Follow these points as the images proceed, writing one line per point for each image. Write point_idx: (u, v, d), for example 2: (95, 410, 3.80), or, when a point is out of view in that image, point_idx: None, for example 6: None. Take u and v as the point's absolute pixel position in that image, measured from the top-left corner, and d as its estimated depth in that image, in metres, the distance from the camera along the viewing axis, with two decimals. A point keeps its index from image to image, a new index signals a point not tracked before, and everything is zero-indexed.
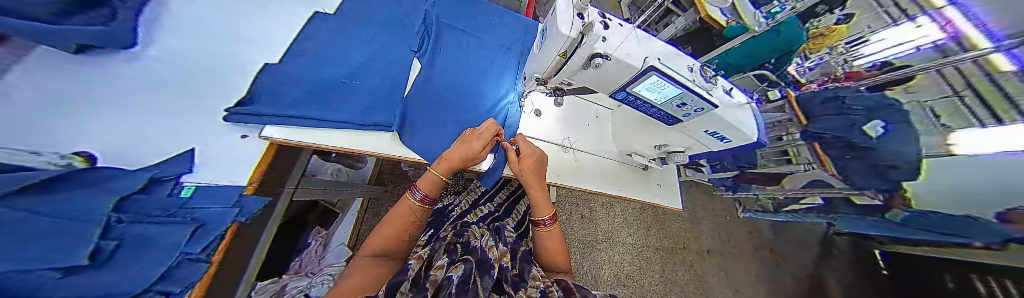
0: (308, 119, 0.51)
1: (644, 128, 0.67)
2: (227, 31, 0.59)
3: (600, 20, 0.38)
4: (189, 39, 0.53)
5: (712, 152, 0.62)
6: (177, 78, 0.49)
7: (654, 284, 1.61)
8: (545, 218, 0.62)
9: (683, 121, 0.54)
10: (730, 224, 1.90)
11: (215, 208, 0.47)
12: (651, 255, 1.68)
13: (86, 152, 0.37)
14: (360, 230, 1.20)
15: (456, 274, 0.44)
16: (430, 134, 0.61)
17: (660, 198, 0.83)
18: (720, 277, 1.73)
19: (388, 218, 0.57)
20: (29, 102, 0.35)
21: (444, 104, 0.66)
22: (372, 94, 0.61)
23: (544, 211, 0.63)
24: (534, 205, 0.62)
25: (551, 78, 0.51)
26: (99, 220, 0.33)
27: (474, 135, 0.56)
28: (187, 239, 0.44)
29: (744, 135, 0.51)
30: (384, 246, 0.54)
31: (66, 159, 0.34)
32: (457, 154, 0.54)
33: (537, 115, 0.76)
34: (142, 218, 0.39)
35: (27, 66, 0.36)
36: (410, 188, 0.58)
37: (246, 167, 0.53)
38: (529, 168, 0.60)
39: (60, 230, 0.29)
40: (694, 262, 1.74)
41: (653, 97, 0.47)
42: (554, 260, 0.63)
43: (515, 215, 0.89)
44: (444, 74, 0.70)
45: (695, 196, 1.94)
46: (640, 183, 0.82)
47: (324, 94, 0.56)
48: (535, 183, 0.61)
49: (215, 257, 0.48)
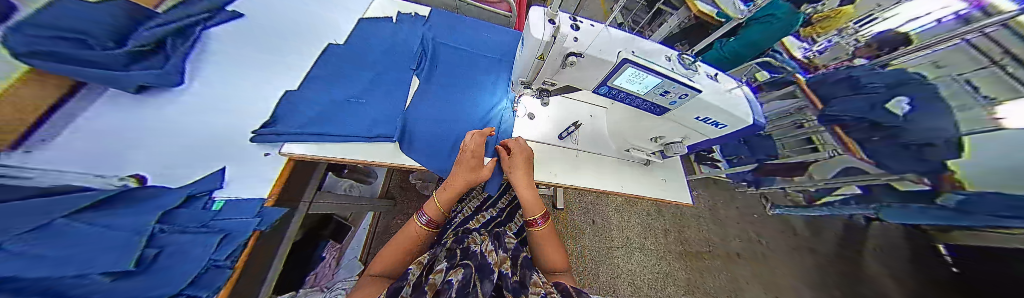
0: (317, 136, 0.57)
1: (637, 121, 0.68)
2: (255, 66, 0.66)
3: (569, 23, 0.42)
4: (223, 77, 0.61)
5: (710, 139, 0.61)
6: (212, 111, 0.56)
7: (677, 292, 1.49)
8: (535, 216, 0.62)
9: (670, 110, 0.54)
10: (757, 222, 1.74)
11: (238, 218, 0.51)
12: (671, 260, 1.57)
13: (139, 174, 0.43)
14: (372, 244, 1.23)
15: (455, 279, 0.45)
16: (428, 142, 0.66)
17: (666, 193, 0.80)
18: (754, 283, 1.56)
19: (395, 239, 0.59)
20: (100, 134, 0.42)
21: (441, 115, 0.70)
22: (375, 110, 0.66)
23: (535, 209, 0.64)
24: (524, 203, 0.62)
25: (534, 80, 0.54)
26: (142, 230, 0.38)
27: (468, 156, 0.59)
28: (217, 245, 0.48)
29: (737, 119, 0.51)
30: (388, 265, 0.55)
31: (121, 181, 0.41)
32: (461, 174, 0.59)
33: (530, 118, 0.78)
34: (179, 228, 0.43)
35: (94, 107, 0.43)
36: (417, 212, 0.61)
37: (268, 182, 0.58)
38: (520, 164, 0.62)
39: (102, 241, 0.34)
40: (721, 267, 1.59)
41: (635, 88, 0.49)
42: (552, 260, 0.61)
43: (518, 219, 0.89)
44: (441, 88, 0.75)
45: (714, 194, 1.83)
46: (643, 179, 0.80)
47: (333, 112, 0.62)
48: (521, 179, 0.62)
49: (238, 263, 0.52)
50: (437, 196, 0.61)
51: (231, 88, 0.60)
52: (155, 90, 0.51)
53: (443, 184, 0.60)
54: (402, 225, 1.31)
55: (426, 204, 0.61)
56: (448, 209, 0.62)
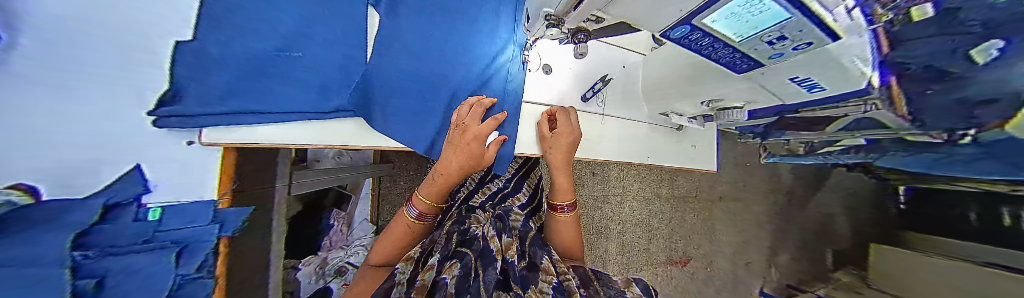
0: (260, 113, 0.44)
1: (688, 80, 0.51)
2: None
3: None
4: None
5: (784, 105, 0.47)
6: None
7: (659, 229, 1.69)
8: (563, 204, 0.58)
9: (765, 65, 0.36)
10: (748, 170, 1.82)
11: (184, 227, 0.43)
12: (660, 204, 1.71)
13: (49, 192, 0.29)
14: (380, 207, 1.23)
15: (450, 277, 0.42)
16: (410, 114, 0.50)
17: (694, 161, 0.72)
18: (726, 218, 1.79)
19: (388, 230, 0.54)
20: None
21: (421, 73, 0.51)
22: (323, 68, 0.48)
23: (565, 195, 0.59)
24: (556, 187, 0.58)
25: (567, 15, 0.36)
26: (64, 260, 0.27)
27: (462, 142, 0.45)
28: (174, 263, 0.41)
29: (850, 82, 0.34)
30: (387, 257, 0.53)
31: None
32: (450, 155, 0.46)
33: (547, 73, 0.62)
34: (107, 250, 0.33)
35: None
36: (406, 204, 0.53)
37: (209, 178, 0.48)
38: (565, 145, 0.55)
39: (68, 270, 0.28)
40: (702, 207, 1.77)
41: (727, 34, 0.31)
42: (567, 246, 0.59)
43: (526, 190, 0.85)
44: (416, 27, 0.51)
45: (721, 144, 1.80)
46: (673, 147, 0.70)
47: (263, 75, 0.44)
48: (557, 160, 0.56)
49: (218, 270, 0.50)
50: (425, 187, 0.51)
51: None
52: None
53: (431, 173, 0.49)
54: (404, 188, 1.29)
55: (415, 195, 0.52)
56: (440, 201, 0.53)
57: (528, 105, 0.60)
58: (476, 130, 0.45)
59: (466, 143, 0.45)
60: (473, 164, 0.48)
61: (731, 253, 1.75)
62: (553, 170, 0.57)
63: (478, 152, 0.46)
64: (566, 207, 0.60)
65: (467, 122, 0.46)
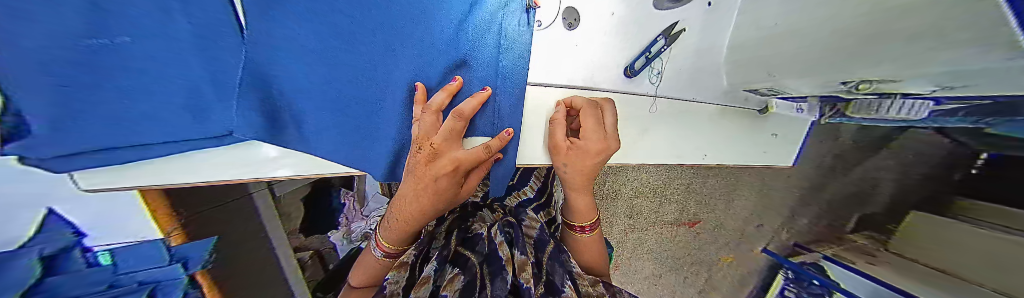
0: (131, 153, 0.25)
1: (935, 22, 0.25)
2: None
3: None
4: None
5: None
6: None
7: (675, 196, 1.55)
8: (585, 224, 0.49)
9: None
10: None
11: None
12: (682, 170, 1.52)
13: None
14: None
15: (452, 294, 0.39)
16: (350, 114, 0.32)
17: (724, 144, 0.65)
18: (758, 186, 1.55)
19: (359, 263, 0.49)
20: None
21: (347, 39, 0.28)
22: (180, 58, 0.22)
23: (586, 216, 0.49)
24: (573, 208, 0.48)
25: None
26: None
27: (426, 173, 0.34)
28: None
29: None
30: (369, 278, 0.49)
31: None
32: (410, 190, 0.37)
33: (569, 29, 0.38)
34: None
35: None
36: (369, 241, 0.47)
37: None
38: (583, 165, 0.42)
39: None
40: (731, 174, 1.54)
41: None
42: (591, 261, 0.53)
43: (534, 182, 0.77)
44: None
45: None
46: (712, 131, 0.60)
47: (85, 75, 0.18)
48: (574, 181, 0.43)
49: None
50: (393, 212, 0.43)
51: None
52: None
53: (397, 196, 0.40)
54: None
55: (377, 235, 0.47)
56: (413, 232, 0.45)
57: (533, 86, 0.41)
58: (445, 160, 0.34)
59: (429, 180, 0.35)
60: (444, 188, 0.37)
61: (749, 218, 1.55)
62: (570, 191, 0.46)
63: (453, 177, 0.37)
64: (588, 227, 0.51)
65: (433, 145, 0.33)
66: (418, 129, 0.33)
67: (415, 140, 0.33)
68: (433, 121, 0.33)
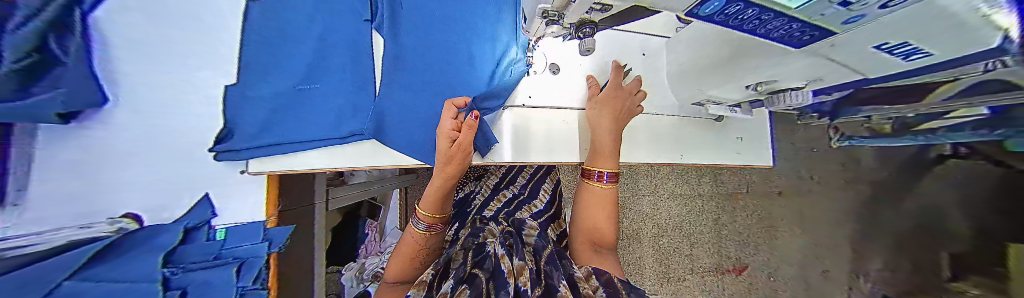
0: (274, 149, 0.46)
1: (729, 61, 0.41)
2: (160, 74, 0.50)
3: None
4: (144, 94, 0.47)
5: (790, 66, 0.36)
6: (156, 139, 0.48)
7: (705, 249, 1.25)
8: (605, 171, 0.54)
9: (835, 34, 0.27)
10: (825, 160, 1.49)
11: (246, 246, 0.53)
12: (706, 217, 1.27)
13: (130, 213, 0.44)
14: (408, 212, 1.31)
15: None
16: (412, 127, 0.50)
17: (729, 152, 0.66)
18: None
19: (399, 247, 0.54)
20: None
21: (423, 84, 0.52)
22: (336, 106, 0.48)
23: (606, 163, 0.55)
24: (598, 150, 0.54)
25: (567, 9, 0.30)
26: (154, 277, 0.39)
27: (455, 153, 0.44)
28: (236, 276, 0.51)
29: (956, 48, 0.24)
30: (400, 274, 0.52)
31: (116, 223, 0.41)
32: (448, 169, 0.46)
33: (554, 73, 0.58)
34: (188, 265, 0.45)
35: None
36: (410, 219, 0.51)
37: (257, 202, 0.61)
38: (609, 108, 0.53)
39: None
40: None
41: (784, 4, 0.22)
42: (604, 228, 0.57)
43: (543, 196, 0.84)
44: (415, 43, 0.52)
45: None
46: (709, 140, 0.65)
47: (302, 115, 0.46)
48: (607, 120, 0.52)
49: (270, 284, 0.59)
50: (432, 188, 0.49)
51: (168, 110, 0.50)
52: (84, 114, 0.40)
53: (431, 179, 0.47)
54: None
55: (416, 208, 0.51)
56: (442, 208, 0.51)
57: (515, 107, 0.57)
58: (470, 139, 0.44)
59: (456, 162, 0.45)
60: (467, 160, 0.47)
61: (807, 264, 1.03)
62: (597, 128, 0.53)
63: (469, 159, 0.47)
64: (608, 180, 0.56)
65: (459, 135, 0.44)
66: (448, 124, 0.44)
67: (450, 134, 0.44)
68: (451, 115, 0.44)
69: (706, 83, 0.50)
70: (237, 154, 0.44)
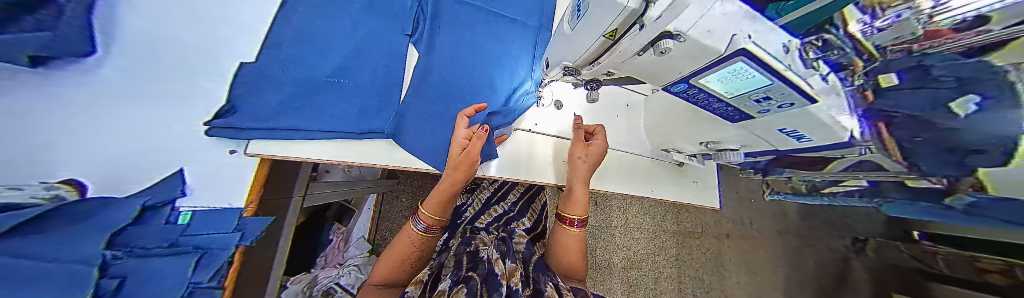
0: (280, 133, 0.45)
1: (689, 123, 0.54)
2: (178, 53, 0.45)
3: (631, 51, 0.29)
4: (142, 61, 0.41)
5: (733, 132, 0.48)
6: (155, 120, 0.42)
7: (668, 284, 1.33)
8: (577, 217, 0.60)
9: (754, 117, 0.40)
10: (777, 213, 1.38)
11: (212, 233, 0.46)
12: (671, 253, 1.37)
13: (75, 179, 0.33)
14: (379, 223, 1.21)
15: None
16: (425, 133, 0.54)
17: (691, 194, 0.78)
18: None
19: (392, 246, 0.53)
20: None
21: (444, 98, 0.57)
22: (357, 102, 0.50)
23: (578, 210, 0.61)
24: (572, 201, 0.59)
25: (584, 68, 0.39)
26: (93, 261, 0.30)
27: (466, 156, 0.47)
28: (192, 268, 0.42)
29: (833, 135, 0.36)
30: (388, 276, 0.51)
31: (52, 189, 0.30)
32: (458, 174, 0.48)
33: (557, 108, 0.67)
34: (134, 251, 0.35)
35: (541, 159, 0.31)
36: (412, 218, 0.53)
37: None
38: (588, 160, 0.57)
39: (62, 268, 0.27)
40: (733, 271, 1.31)
41: (723, 91, 0.34)
42: (571, 263, 0.62)
43: (530, 215, 0.87)
44: (444, 61, 0.58)
45: (738, 188, 1.37)
46: (673, 181, 0.77)
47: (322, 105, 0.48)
48: (581, 170, 0.57)
49: (227, 282, 0.50)
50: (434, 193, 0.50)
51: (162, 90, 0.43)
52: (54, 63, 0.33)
53: (437, 183, 0.50)
54: (408, 205, 1.24)
55: (420, 207, 0.52)
56: (439, 213, 0.52)
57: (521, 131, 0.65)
58: (478, 149, 0.47)
59: (461, 168, 0.47)
60: (473, 167, 0.49)
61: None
62: (573, 186, 0.58)
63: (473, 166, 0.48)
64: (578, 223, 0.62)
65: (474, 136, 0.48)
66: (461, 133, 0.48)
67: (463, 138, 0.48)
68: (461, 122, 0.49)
69: (671, 136, 0.63)
70: (238, 131, 0.42)
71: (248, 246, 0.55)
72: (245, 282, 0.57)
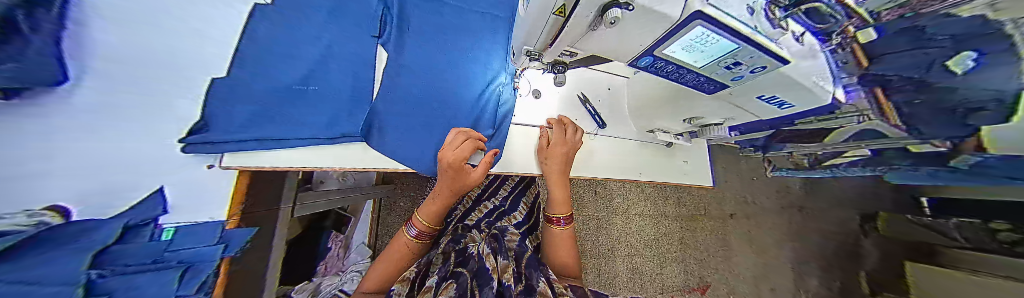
0: (258, 144, 0.45)
1: (669, 100, 0.54)
2: (149, 63, 0.42)
3: (583, 27, 0.28)
4: (115, 74, 0.38)
5: (711, 105, 0.48)
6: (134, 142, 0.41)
7: (674, 269, 1.32)
8: (561, 216, 0.61)
9: (727, 87, 0.39)
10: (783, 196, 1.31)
11: (193, 247, 0.46)
12: (674, 237, 1.35)
13: (56, 204, 0.31)
14: (378, 228, 1.22)
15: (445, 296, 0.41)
16: (404, 131, 0.55)
17: (683, 175, 0.77)
18: (792, 280, 1.20)
19: (385, 254, 0.54)
20: None
21: (418, 97, 0.57)
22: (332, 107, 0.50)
23: (561, 209, 0.62)
24: (553, 202, 0.61)
25: (545, 51, 0.39)
26: (78, 281, 0.30)
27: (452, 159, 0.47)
28: (176, 284, 0.43)
29: (815, 99, 0.35)
30: (378, 282, 0.52)
31: (37, 216, 0.28)
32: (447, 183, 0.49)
33: (536, 98, 0.66)
34: (119, 269, 0.36)
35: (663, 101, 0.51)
36: (407, 223, 0.54)
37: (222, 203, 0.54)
38: (558, 157, 0.58)
39: (55, 283, 0.28)
40: (739, 251, 1.29)
41: (688, 60, 0.33)
42: (561, 263, 0.61)
43: (522, 208, 0.88)
44: (415, 60, 0.59)
45: (735, 166, 1.35)
46: (663, 163, 0.77)
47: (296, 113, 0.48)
48: (555, 172, 0.59)
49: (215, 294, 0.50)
50: (432, 201, 0.53)
51: (140, 101, 0.41)
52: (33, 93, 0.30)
53: (431, 193, 0.52)
54: (404, 209, 1.25)
55: (414, 214, 0.55)
56: (436, 221, 0.55)
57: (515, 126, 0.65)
58: (460, 152, 0.47)
59: (449, 171, 0.47)
60: (461, 171, 0.48)
61: (758, 282, 1.24)
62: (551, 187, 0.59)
63: (464, 174, 0.49)
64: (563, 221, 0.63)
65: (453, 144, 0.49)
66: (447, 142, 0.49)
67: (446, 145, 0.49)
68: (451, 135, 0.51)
69: (654, 116, 0.62)
70: (216, 144, 0.42)
71: (232, 257, 0.55)
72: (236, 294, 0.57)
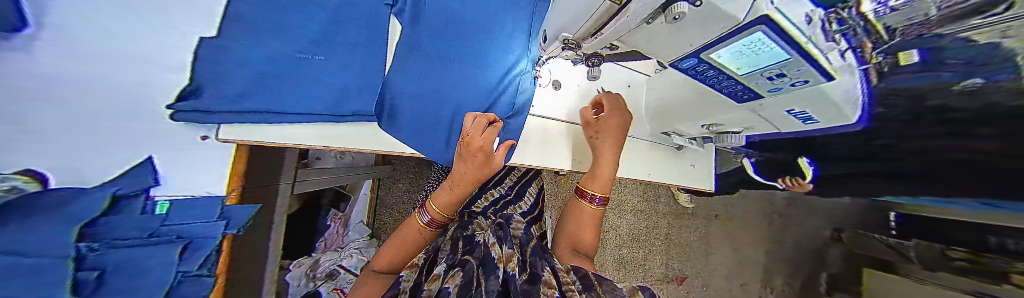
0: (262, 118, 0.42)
1: (691, 104, 0.53)
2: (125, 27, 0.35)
3: (633, 19, 0.26)
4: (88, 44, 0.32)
5: (734, 114, 0.47)
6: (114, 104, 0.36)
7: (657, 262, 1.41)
8: (598, 194, 0.59)
9: (762, 97, 0.38)
10: None
11: (196, 222, 0.44)
12: None
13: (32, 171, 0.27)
14: (378, 209, 1.22)
15: (452, 286, 0.40)
16: (418, 115, 0.54)
17: (687, 178, 0.79)
18: None
19: (397, 235, 0.56)
20: None
21: (433, 79, 0.54)
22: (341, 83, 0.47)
23: (599, 186, 0.60)
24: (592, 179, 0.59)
25: (585, 41, 0.37)
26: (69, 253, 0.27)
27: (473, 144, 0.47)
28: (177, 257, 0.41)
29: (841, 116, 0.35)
30: (391, 262, 0.53)
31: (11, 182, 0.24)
32: (470, 173, 0.49)
33: (555, 89, 0.64)
34: (107, 242, 0.32)
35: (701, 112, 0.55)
36: (419, 210, 0.55)
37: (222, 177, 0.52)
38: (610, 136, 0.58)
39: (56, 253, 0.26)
40: None
41: (732, 67, 0.31)
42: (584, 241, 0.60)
43: (527, 198, 0.89)
44: (431, 37, 0.54)
45: None
46: (671, 166, 0.77)
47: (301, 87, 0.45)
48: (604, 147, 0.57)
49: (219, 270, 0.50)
50: (445, 192, 0.53)
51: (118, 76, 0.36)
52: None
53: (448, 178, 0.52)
54: (404, 191, 1.24)
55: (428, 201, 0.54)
56: (449, 211, 0.54)
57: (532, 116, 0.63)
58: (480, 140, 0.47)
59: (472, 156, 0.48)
60: (486, 160, 0.48)
61: None
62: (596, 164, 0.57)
63: (489, 161, 0.49)
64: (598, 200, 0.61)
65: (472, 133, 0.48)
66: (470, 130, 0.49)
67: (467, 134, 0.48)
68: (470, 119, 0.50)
69: (673, 119, 0.62)
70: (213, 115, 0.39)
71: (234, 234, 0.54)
72: (242, 266, 0.58)
